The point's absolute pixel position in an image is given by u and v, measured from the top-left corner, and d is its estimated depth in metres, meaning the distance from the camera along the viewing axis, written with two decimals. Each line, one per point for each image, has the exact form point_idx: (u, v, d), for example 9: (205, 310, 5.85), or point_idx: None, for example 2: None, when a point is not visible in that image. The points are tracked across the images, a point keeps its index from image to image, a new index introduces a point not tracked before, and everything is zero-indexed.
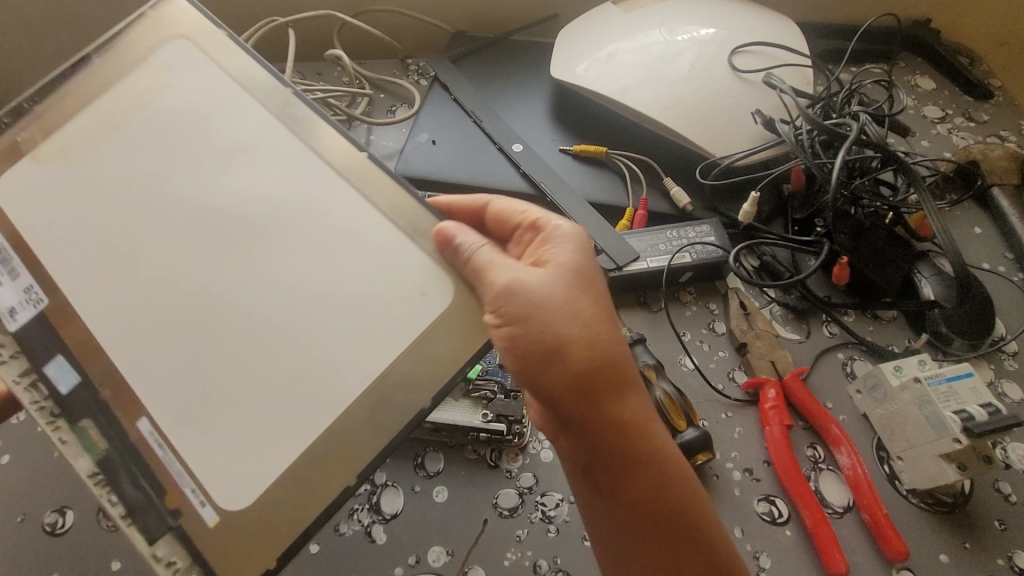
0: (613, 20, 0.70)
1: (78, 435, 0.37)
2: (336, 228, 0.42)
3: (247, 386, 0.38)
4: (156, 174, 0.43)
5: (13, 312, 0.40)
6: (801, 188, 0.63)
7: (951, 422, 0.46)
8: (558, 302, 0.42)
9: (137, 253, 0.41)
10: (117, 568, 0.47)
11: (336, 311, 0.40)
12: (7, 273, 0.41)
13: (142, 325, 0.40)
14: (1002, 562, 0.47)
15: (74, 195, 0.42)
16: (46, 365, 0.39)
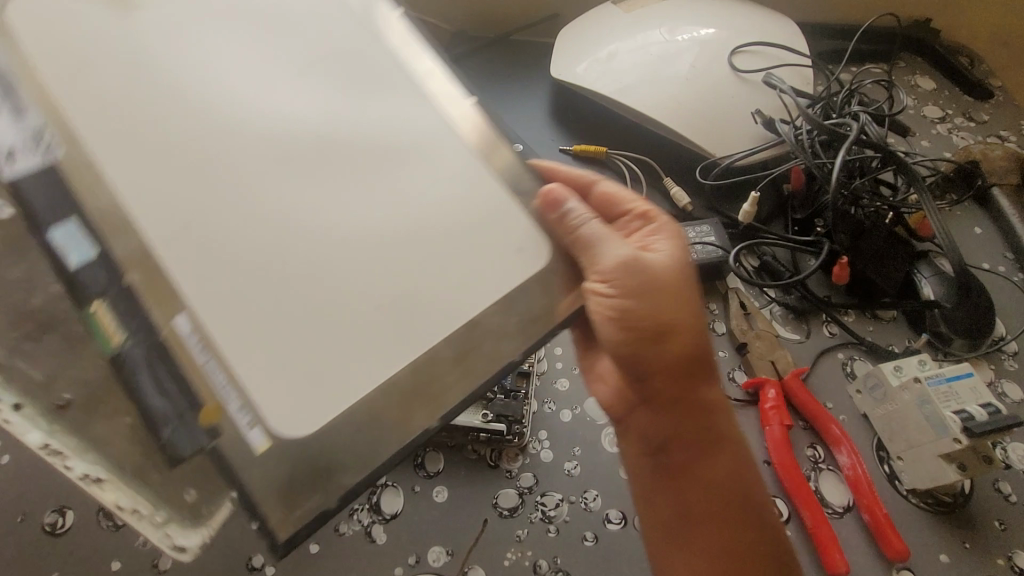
0: (613, 19, 0.70)
1: (93, 315, 0.35)
2: (438, 172, 0.40)
3: (320, 313, 0.36)
4: (231, 79, 0.41)
5: (12, 155, 0.37)
6: (801, 188, 0.63)
7: (951, 422, 0.46)
8: (669, 289, 0.42)
9: (199, 154, 0.38)
10: (118, 568, 0.47)
11: (434, 252, 0.38)
12: (8, 108, 0.38)
13: (196, 224, 0.36)
14: (1001, 562, 0.47)
15: (146, 87, 0.39)
16: (46, 231, 0.36)
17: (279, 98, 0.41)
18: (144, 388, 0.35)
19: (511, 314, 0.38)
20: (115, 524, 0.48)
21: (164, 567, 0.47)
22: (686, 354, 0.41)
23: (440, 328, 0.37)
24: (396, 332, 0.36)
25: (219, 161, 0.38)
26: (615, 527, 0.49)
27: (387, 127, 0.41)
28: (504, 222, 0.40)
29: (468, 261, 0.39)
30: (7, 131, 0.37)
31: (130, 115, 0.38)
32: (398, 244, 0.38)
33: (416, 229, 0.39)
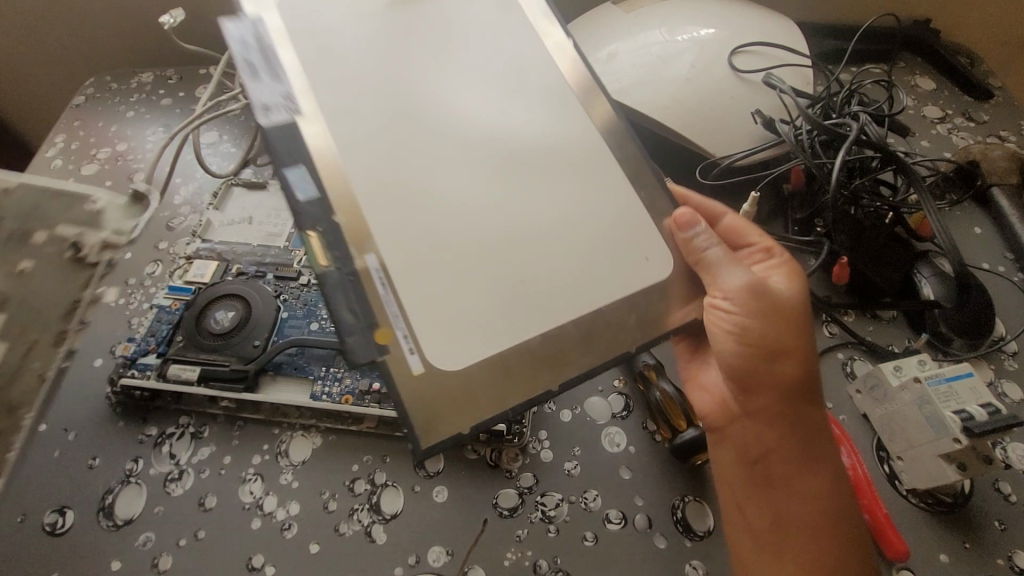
0: (614, 19, 0.71)
1: (305, 239, 0.42)
2: (588, 184, 0.48)
3: (482, 285, 0.43)
4: (425, 79, 0.50)
5: (268, 109, 0.44)
6: (801, 188, 0.63)
7: (951, 423, 0.45)
8: (785, 319, 0.46)
9: (396, 138, 0.47)
10: (117, 568, 0.46)
11: (575, 246, 0.46)
12: (268, 74, 0.47)
13: (385, 191, 0.45)
14: (1002, 562, 0.47)
15: (359, 74, 0.49)
16: (287, 167, 0.43)
17: (462, 97, 0.50)
18: (338, 308, 0.41)
19: (632, 311, 0.45)
20: (116, 523, 0.48)
21: (163, 567, 0.46)
22: (795, 375, 0.46)
23: (573, 312, 0.44)
24: (541, 311, 0.43)
25: (407, 146, 0.47)
26: (615, 527, 0.49)
27: (551, 138, 0.49)
28: (640, 231, 0.48)
29: (603, 260, 0.46)
30: (266, 93, 0.45)
31: (344, 90, 0.48)
32: (547, 237, 0.46)
33: (564, 226, 0.46)
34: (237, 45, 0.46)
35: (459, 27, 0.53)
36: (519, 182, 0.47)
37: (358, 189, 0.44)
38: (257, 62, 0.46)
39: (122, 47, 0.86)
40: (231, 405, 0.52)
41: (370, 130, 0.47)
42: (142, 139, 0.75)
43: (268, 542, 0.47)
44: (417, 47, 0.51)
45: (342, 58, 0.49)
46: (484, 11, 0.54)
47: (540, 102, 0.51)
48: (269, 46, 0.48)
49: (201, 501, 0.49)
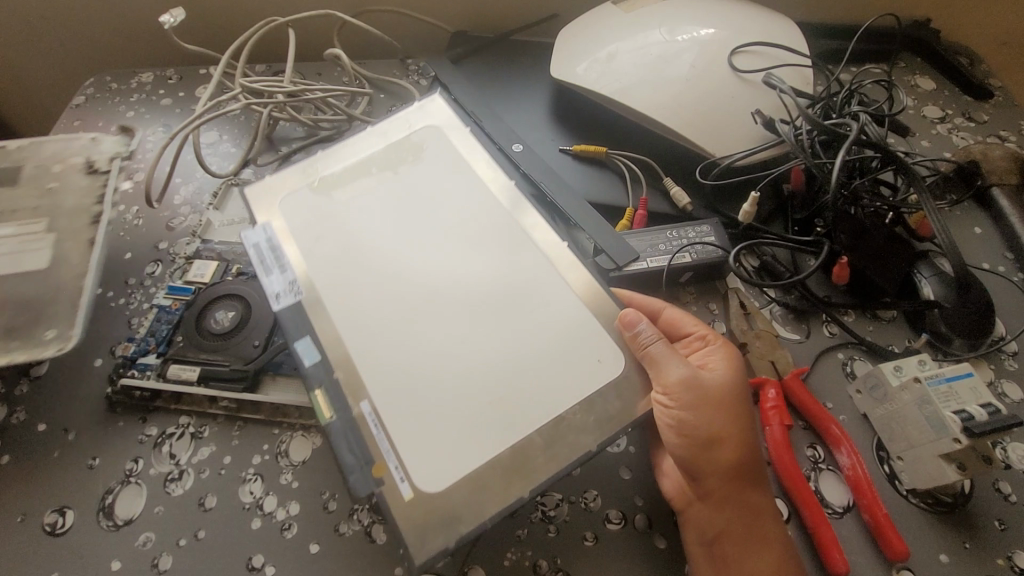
0: (614, 20, 0.71)
1: (314, 398, 0.46)
2: (535, 300, 0.50)
3: (458, 408, 0.45)
4: (404, 228, 0.54)
5: (278, 297, 0.50)
6: (801, 188, 0.63)
7: (950, 422, 0.46)
8: (722, 400, 0.47)
9: (379, 285, 0.51)
10: (117, 568, 0.46)
11: (532, 361, 0.47)
12: (277, 266, 0.52)
13: (369, 336, 0.48)
14: (1002, 562, 0.47)
15: (336, 234, 0.53)
16: (297, 339, 0.48)
17: (440, 240, 0.53)
18: (342, 449, 0.44)
19: (590, 415, 0.45)
20: (116, 523, 0.48)
21: (163, 567, 0.46)
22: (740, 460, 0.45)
23: (539, 421, 0.44)
24: (508, 427, 0.44)
25: (390, 290, 0.50)
26: (615, 527, 0.49)
27: (508, 261, 0.52)
28: (585, 339, 0.48)
29: (565, 368, 0.47)
30: (276, 281, 0.51)
31: (336, 253, 0.52)
32: (514, 355, 0.47)
33: (527, 342, 0.48)
34: (251, 244, 0.53)
35: (430, 177, 0.57)
36: (488, 303, 0.50)
37: (349, 338, 0.48)
38: (266, 255, 0.52)
39: (122, 46, 0.86)
40: (231, 404, 0.52)
41: (357, 281, 0.51)
42: (142, 139, 0.75)
43: (268, 542, 0.47)
44: (397, 201, 0.56)
45: (333, 226, 0.54)
46: (451, 156, 0.58)
47: (507, 231, 0.53)
48: (274, 237, 0.53)
49: (201, 502, 0.49)
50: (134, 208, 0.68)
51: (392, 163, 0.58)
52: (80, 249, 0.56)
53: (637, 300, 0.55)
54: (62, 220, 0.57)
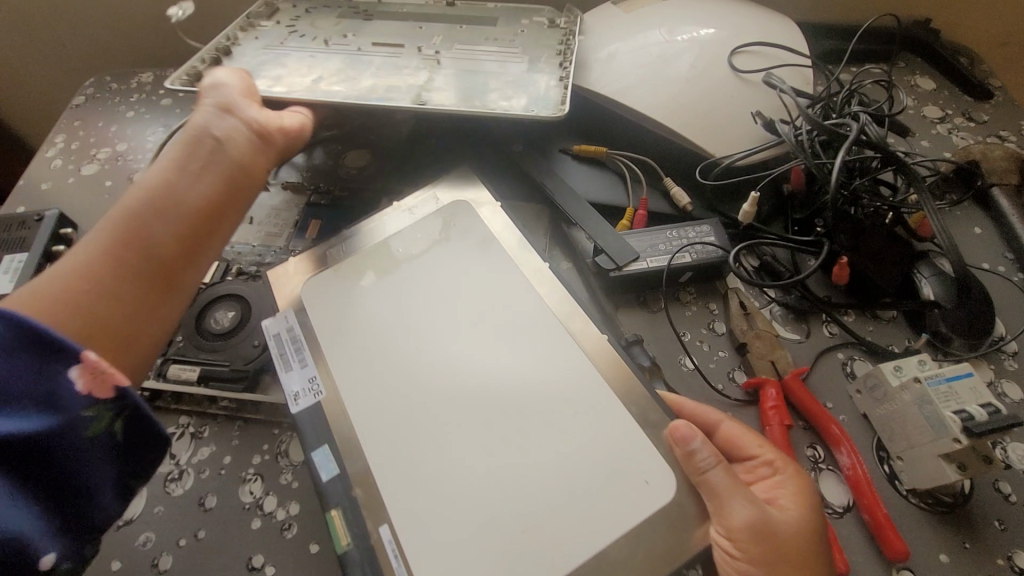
0: (615, 19, 0.71)
1: (329, 520, 0.44)
2: (563, 403, 0.46)
3: (485, 536, 0.41)
4: (426, 321, 0.52)
5: (297, 397, 0.49)
6: (801, 188, 0.64)
7: (951, 422, 0.46)
8: (801, 556, 0.40)
9: (401, 387, 0.48)
10: (117, 568, 0.46)
11: (564, 480, 0.43)
12: (297, 361, 0.51)
13: (392, 448, 0.46)
14: (1002, 562, 0.46)
15: (356, 327, 0.52)
16: (315, 448, 0.47)
17: (466, 336, 0.50)
18: None
19: (638, 548, 0.41)
20: (116, 523, 0.48)
21: (163, 567, 0.46)
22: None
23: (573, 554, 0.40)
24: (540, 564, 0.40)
25: (412, 393, 0.48)
26: None
27: (533, 358, 0.49)
28: (623, 452, 0.44)
29: (608, 492, 0.43)
30: (296, 378, 0.50)
31: (357, 344, 0.51)
32: (548, 475, 0.43)
33: (565, 462, 0.44)
34: (271, 337, 0.52)
35: (456, 264, 0.55)
36: (520, 415, 0.46)
37: (367, 449, 0.46)
38: (286, 347, 0.52)
39: (125, 47, 0.87)
40: (231, 404, 0.53)
41: (378, 382, 0.49)
42: (141, 139, 0.75)
43: (268, 542, 0.47)
44: (423, 293, 0.53)
45: (355, 314, 0.53)
46: (474, 243, 0.56)
47: (539, 328, 0.50)
48: (295, 327, 0.52)
49: (201, 501, 0.49)
50: None
51: (414, 246, 0.57)
52: (552, 64, 0.64)
53: (689, 407, 0.49)
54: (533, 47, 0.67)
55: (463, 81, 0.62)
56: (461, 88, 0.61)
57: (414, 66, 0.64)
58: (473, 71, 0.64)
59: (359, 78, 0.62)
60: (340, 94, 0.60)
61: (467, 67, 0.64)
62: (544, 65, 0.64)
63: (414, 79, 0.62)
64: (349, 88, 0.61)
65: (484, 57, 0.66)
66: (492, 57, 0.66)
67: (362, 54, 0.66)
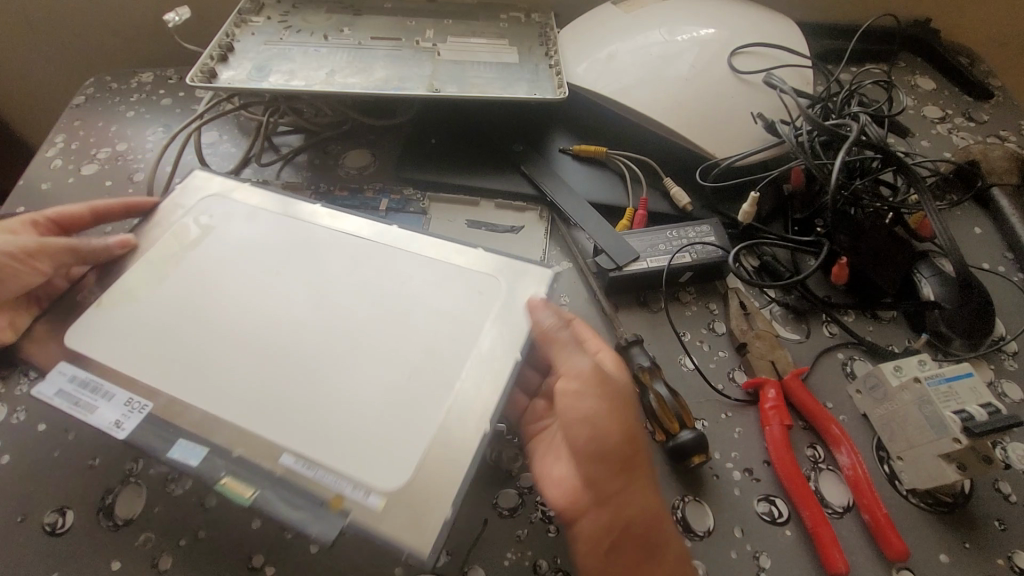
0: (613, 19, 0.71)
1: (223, 487, 0.41)
2: (379, 298, 0.51)
3: (376, 413, 0.44)
4: (228, 278, 0.52)
5: (120, 423, 0.44)
6: (801, 188, 0.64)
7: (950, 422, 0.46)
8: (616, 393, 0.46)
9: (234, 335, 0.48)
10: (117, 568, 0.45)
11: (410, 343, 0.48)
12: (99, 397, 0.45)
13: (255, 385, 0.45)
14: (1002, 562, 0.46)
15: (156, 320, 0.49)
16: (169, 448, 0.43)
17: (283, 279, 0.52)
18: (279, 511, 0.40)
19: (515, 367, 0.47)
20: (116, 523, 0.47)
21: (163, 567, 0.45)
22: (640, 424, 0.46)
23: (450, 365, 0.46)
24: (430, 392, 0.45)
25: (243, 339, 0.48)
26: None
27: (327, 273, 0.52)
28: (446, 291, 0.51)
29: (459, 322, 0.49)
30: (107, 412, 0.45)
31: (157, 338, 0.48)
32: (392, 344, 0.48)
33: (403, 325, 0.49)
34: (50, 397, 0.45)
35: (224, 237, 0.55)
36: (360, 310, 0.50)
37: (229, 411, 0.44)
38: (79, 394, 0.46)
39: (126, 47, 0.87)
40: None
41: (205, 346, 0.47)
42: (142, 139, 0.75)
43: (269, 542, 0.47)
44: (222, 261, 0.53)
45: (144, 318, 0.49)
46: (241, 211, 0.57)
47: (329, 246, 0.54)
48: (80, 373, 0.47)
49: (201, 501, 0.49)
50: None
51: (169, 239, 0.55)
52: (541, 53, 0.69)
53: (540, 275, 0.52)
54: (521, 40, 0.71)
55: (463, 73, 0.65)
56: (463, 79, 0.64)
57: (418, 58, 0.66)
58: (469, 63, 0.66)
59: (372, 69, 0.64)
60: (355, 86, 0.61)
61: (461, 57, 0.67)
62: (535, 54, 0.69)
63: (421, 70, 0.65)
64: (363, 79, 0.62)
65: (477, 47, 0.69)
66: (483, 47, 0.69)
67: (362, 48, 0.67)
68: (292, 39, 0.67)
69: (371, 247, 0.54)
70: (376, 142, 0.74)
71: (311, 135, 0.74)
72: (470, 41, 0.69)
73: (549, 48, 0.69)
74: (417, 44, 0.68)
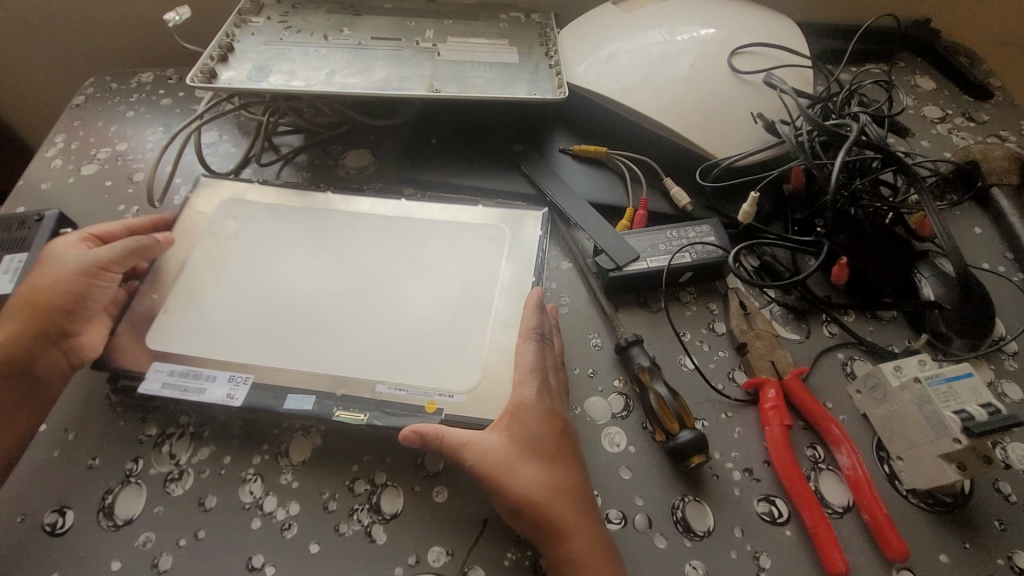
0: (613, 18, 0.72)
1: (340, 418, 0.47)
2: (408, 257, 0.57)
3: (437, 337, 0.51)
4: (270, 261, 0.57)
5: (232, 395, 0.48)
6: (801, 188, 0.64)
7: (950, 422, 0.46)
8: (504, 466, 0.44)
9: (290, 301, 0.54)
10: (117, 568, 0.45)
11: (446, 281, 0.55)
12: (204, 379, 0.49)
13: (331, 333, 0.52)
14: (1002, 562, 0.46)
15: (220, 307, 0.53)
16: (283, 403, 0.48)
17: (318, 252, 0.58)
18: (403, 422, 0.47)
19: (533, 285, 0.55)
20: (116, 523, 0.47)
21: (163, 567, 0.45)
22: (521, 504, 0.43)
23: (487, 289, 0.55)
24: (476, 310, 0.53)
25: (303, 303, 0.54)
26: (615, 526, 0.48)
27: (354, 247, 0.58)
28: (462, 235, 0.59)
29: (485, 255, 0.57)
30: (216, 390, 0.49)
31: (221, 327, 0.52)
32: (431, 282, 0.55)
33: (435, 266, 0.56)
34: (159, 391, 0.49)
35: (255, 230, 0.59)
36: (395, 262, 0.57)
37: (319, 365, 0.50)
38: (184, 382, 0.49)
39: (126, 47, 0.87)
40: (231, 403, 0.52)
41: (275, 315, 0.53)
42: (141, 139, 0.75)
43: (269, 542, 0.47)
44: (259, 250, 0.58)
45: (206, 312, 0.53)
46: (262, 211, 0.61)
47: (352, 223, 0.60)
48: (174, 366, 0.50)
49: (201, 501, 0.48)
50: (134, 208, 0.68)
51: (205, 241, 0.58)
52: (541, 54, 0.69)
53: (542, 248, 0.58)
54: (521, 40, 0.71)
55: (463, 72, 0.65)
56: (464, 79, 0.64)
57: (419, 58, 0.66)
58: (470, 62, 0.66)
59: (372, 69, 0.64)
60: (355, 86, 0.61)
61: (462, 57, 0.67)
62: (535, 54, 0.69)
63: (422, 70, 0.65)
64: (362, 79, 0.62)
65: (476, 47, 0.69)
66: (483, 47, 0.69)
67: (362, 48, 0.67)
68: (292, 39, 0.67)
69: (390, 217, 0.61)
70: (375, 142, 0.74)
71: (311, 135, 0.74)
72: (469, 41, 0.69)
73: (549, 50, 0.69)
74: (417, 44, 0.68)
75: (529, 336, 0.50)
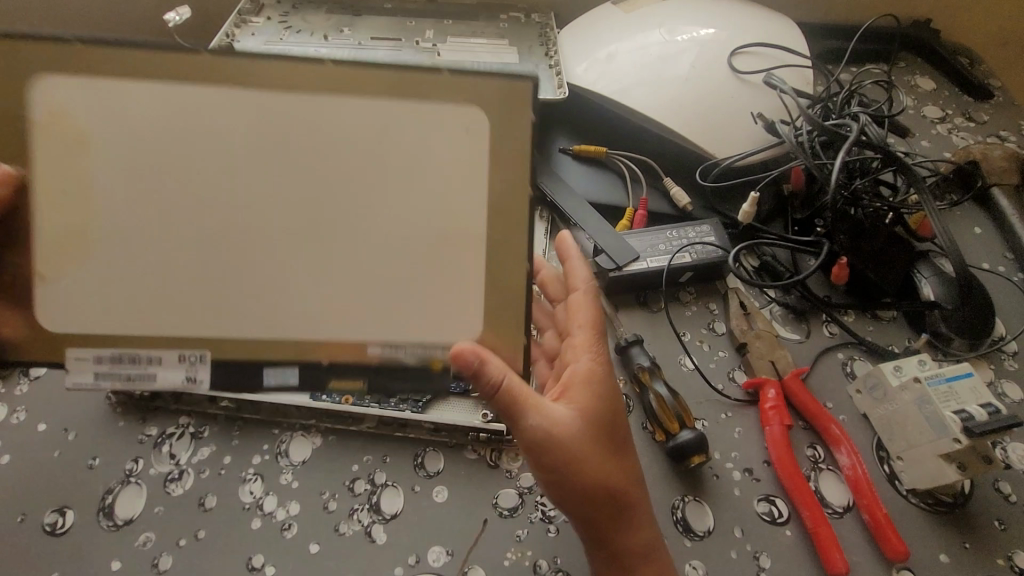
0: (613, 18, 0.72)
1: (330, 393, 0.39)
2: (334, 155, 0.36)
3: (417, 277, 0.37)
4: (116, 180, 0.36)
5: (193, 378, 0.37)
6: (801, 188, 0.64)
7: (950, 422, 0.46)
8: (579, 442, 0.42)
9: (182, 241, 0.36)
10: (117, 568, 0.45)
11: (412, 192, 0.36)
12: (146, 363, 0.37)
13: (295, 279, 0.37)
14: (1001, 562, 0.46)
15: (88, 266, 0.36)
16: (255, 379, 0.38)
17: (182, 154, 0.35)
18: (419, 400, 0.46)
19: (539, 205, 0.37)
20: (116, 523, 0.47)
21: (163, 567, 0.45)
22: (596, 486, 0.42)
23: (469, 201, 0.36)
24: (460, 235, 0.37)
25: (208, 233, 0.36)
26: None
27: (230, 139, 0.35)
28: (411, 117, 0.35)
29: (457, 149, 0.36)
30: (168, 373, 0.37)
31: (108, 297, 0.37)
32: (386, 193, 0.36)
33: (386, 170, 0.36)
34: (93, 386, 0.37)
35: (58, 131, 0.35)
36: (352, 171, 0.36)
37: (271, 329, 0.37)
38: (121, 368, 0.37)
39: None
40: (231, 405, 0.52)
41: (204, 268, 0.36)
42: None
43: (268, 541, 0.47)
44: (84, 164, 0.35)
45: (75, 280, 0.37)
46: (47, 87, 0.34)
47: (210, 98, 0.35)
48: (101, 350, 0.37)
49: (201, 501, 0.48)
50: None
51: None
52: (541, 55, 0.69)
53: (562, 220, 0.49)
54: (520, 41, 0.71)
55: None
56: None
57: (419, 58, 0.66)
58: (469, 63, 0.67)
59: None
60: None
61: (462, 57, 0.67)
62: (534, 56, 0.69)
63: None
64: None
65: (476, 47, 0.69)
66: (482, 47, 0.69)
67: (362, 49, 0.67)
68: (292, 39, 0.67)
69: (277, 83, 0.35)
70: None
71: None
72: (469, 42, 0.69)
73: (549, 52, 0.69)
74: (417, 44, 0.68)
75: (589, 293, 0.48)
